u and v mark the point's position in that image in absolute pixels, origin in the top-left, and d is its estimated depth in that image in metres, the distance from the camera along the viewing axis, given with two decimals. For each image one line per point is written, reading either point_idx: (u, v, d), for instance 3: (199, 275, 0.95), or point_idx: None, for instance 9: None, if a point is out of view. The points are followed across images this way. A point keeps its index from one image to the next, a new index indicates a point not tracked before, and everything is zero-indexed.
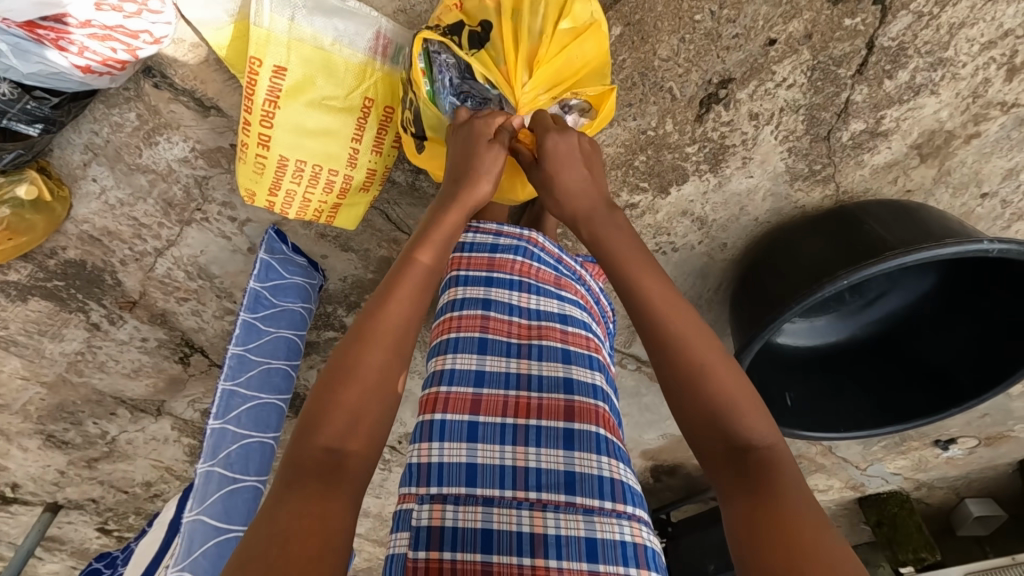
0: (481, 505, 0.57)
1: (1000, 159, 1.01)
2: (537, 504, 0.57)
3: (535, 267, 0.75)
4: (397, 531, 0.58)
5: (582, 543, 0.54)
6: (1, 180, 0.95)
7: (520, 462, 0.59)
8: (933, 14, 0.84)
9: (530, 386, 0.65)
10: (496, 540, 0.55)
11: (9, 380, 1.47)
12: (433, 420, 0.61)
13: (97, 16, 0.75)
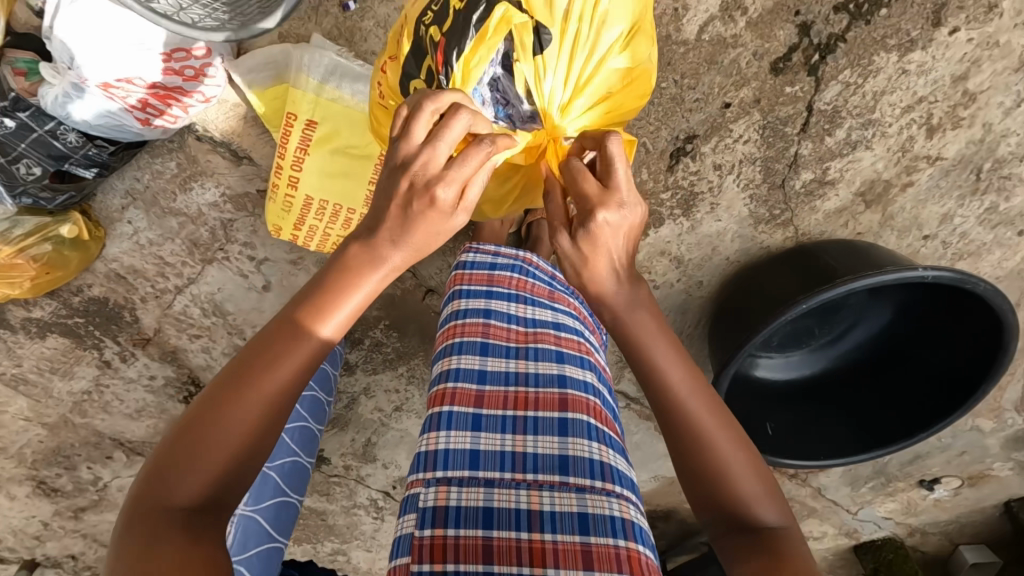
0: (483, 487, 0.63)
1: (933, 205, 1.16)
2: (534, 484, 0.64)
3: (530, 283, 0.86)
4: (406, 513, 0.64)
5: (575, 517, 0.61)
6: (48, 220, 1.06)
7: (519, 448, 0.67)
8: (857, 84, 1.01)
9: (530, 382, 0.73)
10: (496, 516, 0.61)
11: (11, 421, 1.59)
12: (442, 411, 0.69)
13: (162, 79, 0.89)
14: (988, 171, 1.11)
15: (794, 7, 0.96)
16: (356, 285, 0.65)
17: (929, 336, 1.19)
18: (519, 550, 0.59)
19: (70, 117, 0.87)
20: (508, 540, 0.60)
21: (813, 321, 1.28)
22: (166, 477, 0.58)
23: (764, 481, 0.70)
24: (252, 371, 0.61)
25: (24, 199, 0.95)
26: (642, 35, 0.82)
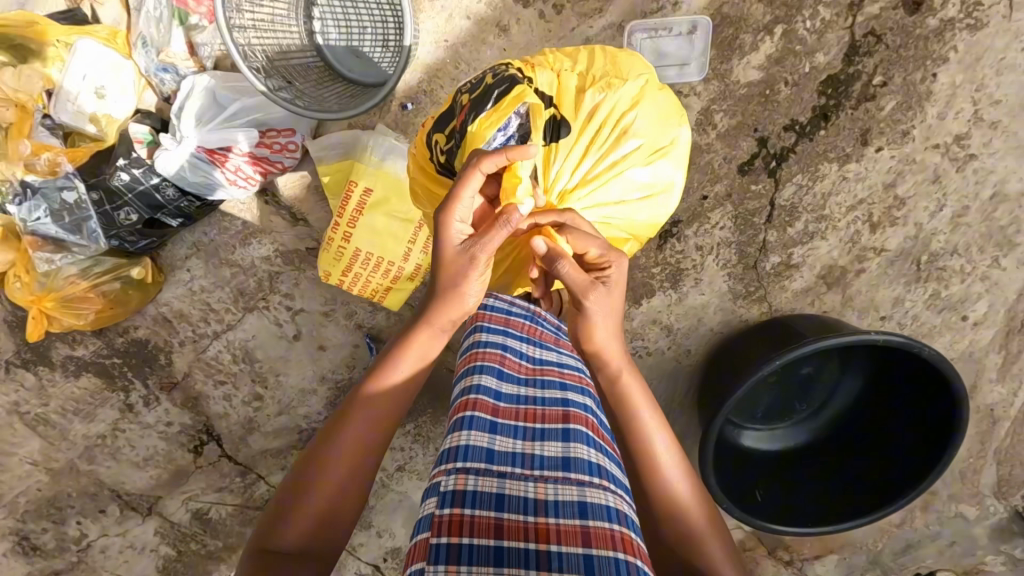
0: (496, 476, 0.68)
1: (885, 289, 1.35)
2: (542, 478, 0.69)
3: (540, 329, 1.01)
4: (427, 501, 0.68)
5: (575, 505, 0.66)
6: (123, 261, 1.20)
7: (528, 449, 0.73)
8: (808, 186, 1.24)
9: (539, 403, 0.81)
10: (508, 500, 0.65)
11: (18, 465, 1.62)
12: (465, 414, 0.75)
13: (253, 149, 1.09)
14: (926, 262, 1.32)
15: (752, 125, 1.19)
16: (408, 350, 0.83)
17: (895, 403, 1.32)
18: (527, 531, 0.63)
19: (172, 173, 1.06)
20: (520, 527, 0.64)
21: (792, 394, 1.43)
22: (274, 523, 0.75)
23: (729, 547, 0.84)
24: (332, 428, 0.79)
25: (115, 240, 1.13)
26: (667, 157, 1.00)
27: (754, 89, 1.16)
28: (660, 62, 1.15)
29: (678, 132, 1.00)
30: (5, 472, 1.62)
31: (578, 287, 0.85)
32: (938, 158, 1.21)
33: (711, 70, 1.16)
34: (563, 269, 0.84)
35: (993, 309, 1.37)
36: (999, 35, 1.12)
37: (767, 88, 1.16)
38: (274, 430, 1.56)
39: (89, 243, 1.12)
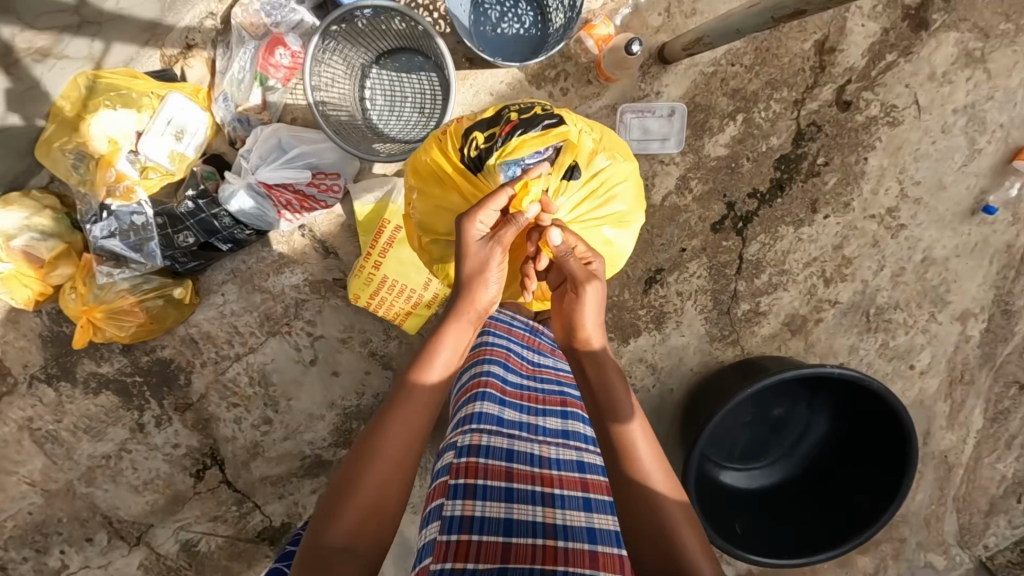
0: (506, 437, 0.87)
1: (842, 337, 1.53)
2: (545, 442, 0.91)
3: (538, 339, 1.14)
4: (447, 450, 0.87)
5: (573, 462, 0.90)
6: (169, 281, 1.33)
7: (532, 421, 0.93)
8: (770, 244, 1.46)
9: (538, 393, 0.99)
10: (516, 454, 0.86)
11: (14, 485, 1.63)
12: (478, 391, 0.90)
13: (304, 186, 1.27)
14: (874, 314, 1.52)
15: (722, 192, 1.42)
16: (440, 355, 0.94)
17: (857, 438, 1.44)
18: (534, 478, 0.84)
19: (229, 205, 1.23)
20: (525, 473, 0.84)
21: (767, 434, 1.54)
22: (321, 525, 0.79)
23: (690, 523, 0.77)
24: (374, 429, 0.86)
25: (168, 258, 1.27)
26: (630, 230, 1.17)
27: (722, 162, 1.40)
28: (646, 138, 1.38)
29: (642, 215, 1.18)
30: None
31: (581, 275, 0.95)
32: (875, 226, 1.45)
33: (687, 145, 1.39)
34: (572, 264, 0.96)
35: (936, 359, 1.56)
36: (915, 130, 1.39)
37: (732, 163, 1.40)
38: (277, 456, 1.62)
39: (146, 261, 1.26)
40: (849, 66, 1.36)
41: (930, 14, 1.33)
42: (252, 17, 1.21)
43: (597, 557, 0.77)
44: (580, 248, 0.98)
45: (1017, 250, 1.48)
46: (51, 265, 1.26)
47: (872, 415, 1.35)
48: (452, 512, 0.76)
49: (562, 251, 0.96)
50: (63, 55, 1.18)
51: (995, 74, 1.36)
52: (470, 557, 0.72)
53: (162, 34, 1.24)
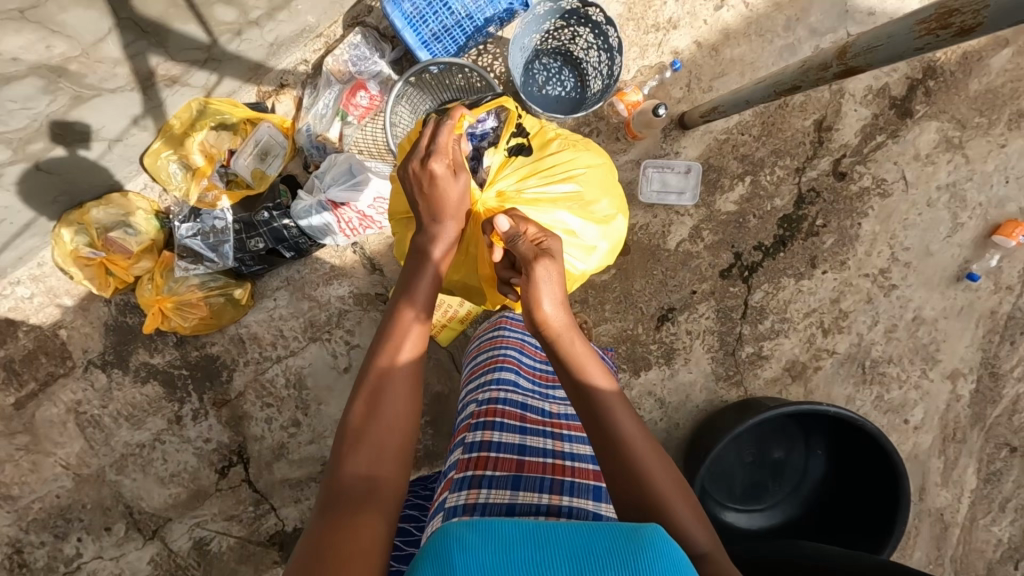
0: (522, 392, 0.96)
1: (839, 386, 1.63)
2: (556, 400, 1.02)
3: None
4: (468, 403, 0.97)
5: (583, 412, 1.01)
6: (233, 281, 1.49)
7: (545, 383, 1.03)
8: (773, 293, 1.61)
9: (552, 371, 1.06)
10: (532, 405, 0.96)
11: (47, 467, 1.69)
12: (498, 357, 1.00)
13: (365, 207, 1.41)
14: (869, 366, 1.63)
15: (730, 243, 1.59)
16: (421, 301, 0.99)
17: (851, 473, 1.49)
18: (546, 422, 0.95)
19: (301, 219, 1.40)
20: (537, 416, 0.94)
21: (767, 475, 1.60)
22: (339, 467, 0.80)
23: (678, 491, 0.77)
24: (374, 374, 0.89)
25: (239, 259, 1.44)
26: (596, 222, 1.21)
27: (730, 217, 1.58)
28: (665, 190, 1.57)
29: (611, 210, 1.23)
30: (31, 474, 1.69)
31: (528, 255, 0.94)
32: (869, 284, 1.61)
33: (701, 199, 1.58)
34: (518, 243, 0.96)
35: (929, 416, 1.65)
36: (903, 201, 1.58)
37: (740, 219, 1.58)
38: (299, 459, 1.69)
39: (219, 261, 1.43)
40: (844, 142, 1.56)
41: (914, 105, 1.55)
42: (340, 65, 1.45)
43: (599, 476, 0.88)
44: (530, 229, 0.99)
45: (1000, 316, 1.61)
46: (136, 258, 1.42)
47: (858, 447, 1.44)
48: (472, 440, 0.87)
49: (511, 236, 0.97)
50: (188, 83, 1.36)
51: (972, 159, 1.56)
52: (488, 470, 0.82)
53: (262, 73, 1.47)
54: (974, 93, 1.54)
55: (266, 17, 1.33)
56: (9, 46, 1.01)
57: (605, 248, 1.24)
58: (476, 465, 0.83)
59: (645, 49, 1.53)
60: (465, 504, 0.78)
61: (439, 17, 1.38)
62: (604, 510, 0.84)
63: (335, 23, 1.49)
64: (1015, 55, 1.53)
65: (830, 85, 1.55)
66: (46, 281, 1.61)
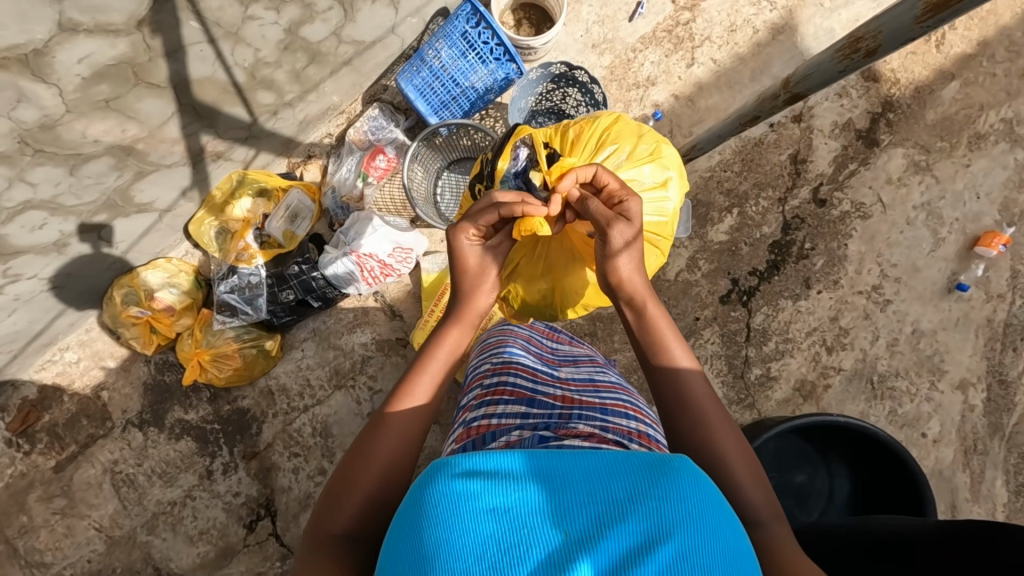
0: (530, 358, 1.02)
1: (851, 404, 1.66)
2: (563, 369, 1.05)
3: (559, 330, 1.26)
4: (479, 367, 1.02)
5: (589, 374, 1.04)
6: (264, 333, 1.64)
7: (550, 358, 1.08)
8: (773, 315, 1.68)
9: (555, 352, 1.12)
10: (540, 371, 0.99)
11: (80, 531, 1.68)
12: (509, 336, 1.08)
13: (384, 255, 1.57)
14: (877, 381, 1.67)
15: (726, 270, 1.69)
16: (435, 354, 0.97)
17: (879, 492, 1.39)
18: (553, 379, 0.98)
19: (327, 270, 1.54)
20: (546, 377, 0.97)
21: (789, 500, 1.50)
22: (331, 517, 0.81)
23: (740, 454, 0.81)
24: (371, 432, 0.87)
25: (270, 311, 1.60)
26: (652, 161, 1.21)
27: (723, 247, 1.70)
28: None
29: (659, 147, 1.23)
30: (62, 541, 1.67)
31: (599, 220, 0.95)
32: (864, 301, 1.68)
33: (693, 232, 1.70)
34: (593, 206, 0.95)
35: (946, 428, 1.65)
36: (884, 223, 1.69)
37: (732, 248, 1.70)
38: None
39: (253, 313, 1.59)
40: (819, 172, 1.71)
41: (878, 135, 1.70)
42: (360, 135, 1.64)
43: (605, 402, 0.90)
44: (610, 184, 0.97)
45: (997, 324, 1.67)
46: (177, 315, 1.61)
47: (883, 457, 1.37)
48: (489, 381, 0.94)
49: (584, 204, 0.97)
50: (230, 158, 1.56)
51: (942, 179, 1.69)
52: (504, 395, 0.88)
53: (292, 147, 1.68)
54: (932, 121, 1.70)
55: (298, 98, 1.55)
56: (93, 131, 1.20)
57: (677, 172, 1.24)
58: (494, 394, 0.90)
59: (628, 104, 1.72)
60: (484, 414, 0.86)
61: (448, 88, 1.57)
62: (613, 420, 0.85)
63: (356, 101, 1.71)
64: (962, 86, 1.70)
65: (799, 123, 1.71)
66: (92, 346, 1.72)
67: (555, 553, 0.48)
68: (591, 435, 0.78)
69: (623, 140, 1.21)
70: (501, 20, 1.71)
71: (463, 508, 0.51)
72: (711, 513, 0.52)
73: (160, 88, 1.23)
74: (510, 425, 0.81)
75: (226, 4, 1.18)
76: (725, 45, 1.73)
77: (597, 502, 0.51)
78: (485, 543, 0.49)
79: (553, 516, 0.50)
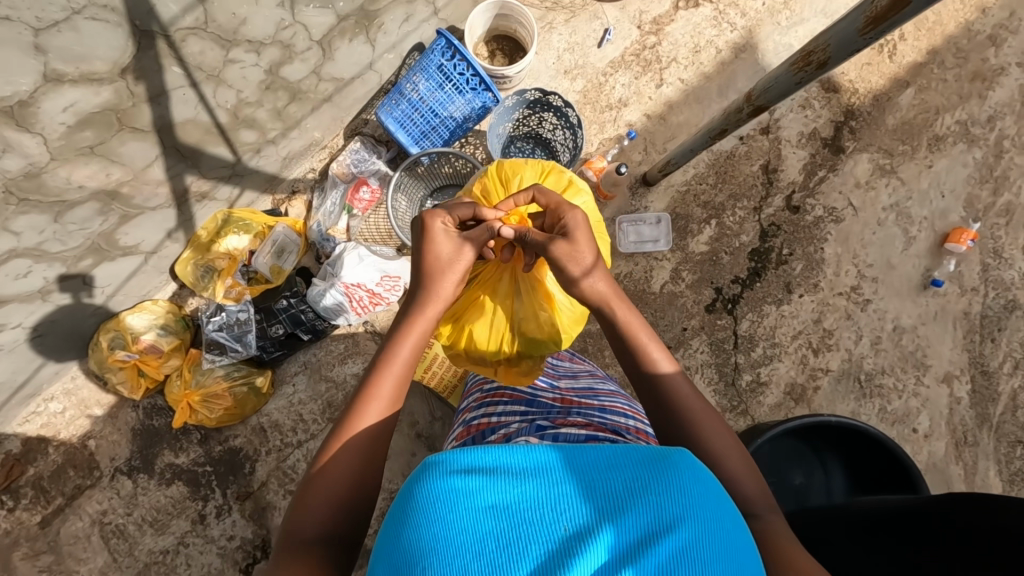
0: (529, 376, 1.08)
1: (841, 404, 1.69)
2: (561, 381, 1.09)
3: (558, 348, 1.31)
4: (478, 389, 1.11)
5: (586, 382, 1.07)
6: (254, 369, 1.63)
7: (549, 373, 1.13)
8: (758, 321, 1.72)
9: (556, 369, 1.16)
10: (538, 384, 1.05)
11: None
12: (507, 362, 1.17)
13: (372, 283, 1.59)
14: (865, 380, 1.70)
15: (709, 279, 1.73)
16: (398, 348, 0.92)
17: (875, 486, 1.40)
18: (551, 389, 1.03)
19: (316, 302, 1.55)
20: (544, 386, 1.04)
21: (787, 504, 1.47)
22: (301, 517, 0.81)
23: (731, 451, 0.82)
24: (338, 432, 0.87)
25: (260, 347, 1.59)
26: (552, 173, 1.19)
27: (704, 257, 1.74)
28: (641, 240, 1.74)
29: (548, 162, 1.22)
30: None
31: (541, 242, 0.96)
32: (844, 302, 1.73)
33: (675, 244, 1.74)
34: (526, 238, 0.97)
35: (935, 422, 1.68)
36: (857, 225, 1.75)
37: (713, 258, 1.74)
38: None
39: (242, 350, 1.59)
40: (791, 180, 1.77)
41: (843, 142, 1.78)
42: (343, 168, 1.67)
43: (604, 403, 0.96)
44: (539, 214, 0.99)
45: (974, 316, 1.71)
46: (165, 356, 1.60)
47: (877, 452, 1.38)
48: (489, 388, 1.06)
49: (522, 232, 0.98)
50: (215, 197, 1.58)
51: (907, 180, 1.76)
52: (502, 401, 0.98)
53: (276, 183, 1.70)
54: (892, 126, 1.78)
55: (280, 135, 1.58)
56: (77, 177, 1.21)
57: (573, 172, 1.22)
58: (492, 397, 1.01)
59: (603, 125, 1.78)
60: (485, 414, 0.95)
61: (427, 119, 1.62)
62: (610, 417, 0.91)
63: (337, 136, 1.74)
64: (917, 92, 1.78)
65: (767, 135, 1.78)
66: (78, 394, 1.69)
67: (552, 550, 0.49)
68: (588, 424, 0.86)
69: (524, 170, 1.19)
70: (475, 52, 1.77)
71: (462, 503, 0.52)
72: (710, 513, 0.52)
73: (144, 131, 1.25)
74: (509, 419, 0.91)
75: (207, 49, 1.22)
76: (691, 65, 1.80)
77: (596, 497, 0.52)
78: (483, 539, 0.50)
79: (552, 511, 0.51)
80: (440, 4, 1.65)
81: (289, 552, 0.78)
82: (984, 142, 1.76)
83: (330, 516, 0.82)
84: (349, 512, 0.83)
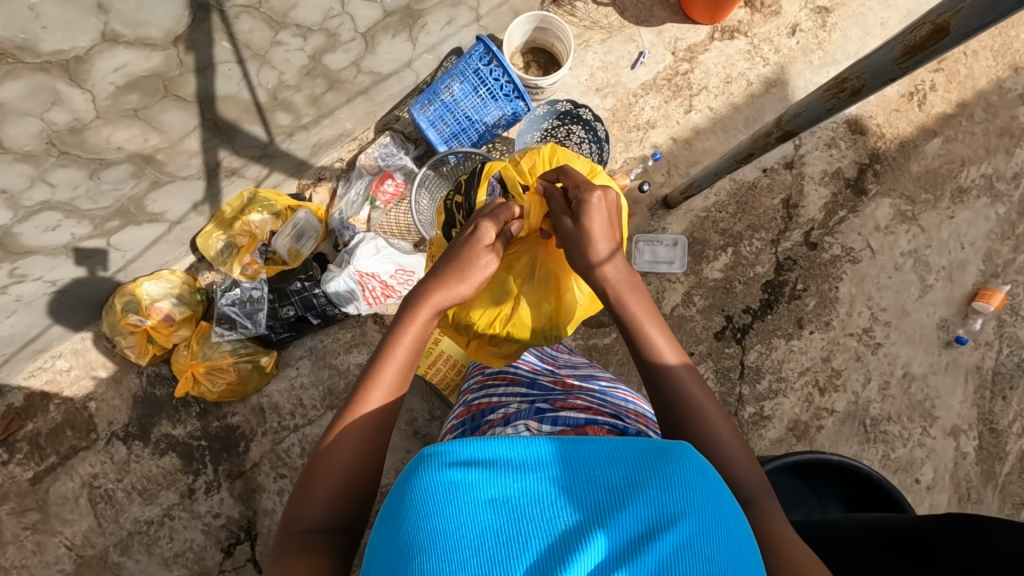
0: (529, 369, 1.08)
1: (844, 446, 1.66)
2: (562, 373, 1.09)
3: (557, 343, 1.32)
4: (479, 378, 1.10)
5: (587, 374, 1.08)
6: (261, 348, 1.65)
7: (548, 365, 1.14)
8: (766, 353, 1.71)
9: (555, 362, 1.17)
10: (539, 375, 1.04)
11: (51, 548, 1.62)
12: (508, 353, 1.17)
13: (386, 275, 1.60)
14: (870, 425, 1.67)
15: (720, 306, 1.73)
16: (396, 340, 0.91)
17: None
18: (553, 379, 1.03)
19: (328, 287, 1.56)
20: (546, 377, 1.03)
21: None
22: (299, 511, 0.82)
23: (737, 448, 0.81)
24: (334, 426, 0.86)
25: (269, 326, 1.61)
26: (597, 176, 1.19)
27: (718, 284, 1.74)
28: (656, 261, 1.75)
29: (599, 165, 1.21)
30: (31, 558, 1.61)
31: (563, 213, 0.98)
32: (855, 343, 1.71)
33: (689, 268, 1.75)
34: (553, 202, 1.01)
35: (939, 475, 1.65)
36: (873, 267, 1.75)
37: (727, 285, 1.74)
38: None
39: (252, 328, 1.61)
40: (811, 217, 1.77)
41: (866, 184, 1.78)
42: (371, 160, 1.71)
43: (604, 395, 0.95)
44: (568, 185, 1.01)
45: (986, 371, 1.69)
46: (176, 326, 1.62)
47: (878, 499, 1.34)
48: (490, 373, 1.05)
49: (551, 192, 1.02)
50: (243, 174, 1.61)
51: (927, 228, 1.76)
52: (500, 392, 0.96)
53: (304, 169, 1.73)
54: (916, 173, 1.78)
55: (313, 122, 1.61)
56: (117, 138, 1.25)
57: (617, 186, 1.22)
58: (492, 380, 1.02)
59: (629, 144, 1.81)
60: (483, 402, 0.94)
61: (459, 121, 1.65)
62: (611, 408, 0.91)
63: (368, 129, 1.78)
64: (943, 142, 1.79)
65: (791, 169, 1.79)
66: (87, 355, 1.71)
67: (552, 542, 0.49)
68: (586, 408, 0.87)
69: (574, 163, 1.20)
70: (511, 61, 1.81)
71: (461, 497, 0.52)
72: (711, 507, 0.53)
73: (186, 101, 1.29)
74: (509, 400, 0.93)
75: (257, 28, 1.26)
76: (721, 94, 1.83)
77: (597, 491, 0.52)
78: (482, 532, 0.50)
79: (552, 507, 0.51)
80: (482, 11, 1.70)
81: (288, 547, 0.79)
82: (1008, 198, 1.76)
83: (328, 508, 0.82)
84: (347, 504, 0.83)
